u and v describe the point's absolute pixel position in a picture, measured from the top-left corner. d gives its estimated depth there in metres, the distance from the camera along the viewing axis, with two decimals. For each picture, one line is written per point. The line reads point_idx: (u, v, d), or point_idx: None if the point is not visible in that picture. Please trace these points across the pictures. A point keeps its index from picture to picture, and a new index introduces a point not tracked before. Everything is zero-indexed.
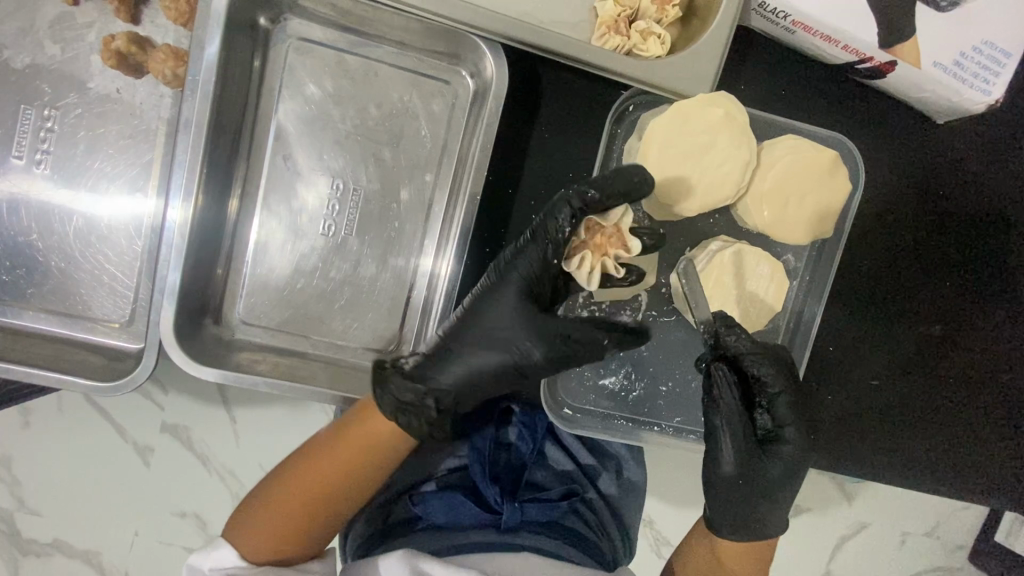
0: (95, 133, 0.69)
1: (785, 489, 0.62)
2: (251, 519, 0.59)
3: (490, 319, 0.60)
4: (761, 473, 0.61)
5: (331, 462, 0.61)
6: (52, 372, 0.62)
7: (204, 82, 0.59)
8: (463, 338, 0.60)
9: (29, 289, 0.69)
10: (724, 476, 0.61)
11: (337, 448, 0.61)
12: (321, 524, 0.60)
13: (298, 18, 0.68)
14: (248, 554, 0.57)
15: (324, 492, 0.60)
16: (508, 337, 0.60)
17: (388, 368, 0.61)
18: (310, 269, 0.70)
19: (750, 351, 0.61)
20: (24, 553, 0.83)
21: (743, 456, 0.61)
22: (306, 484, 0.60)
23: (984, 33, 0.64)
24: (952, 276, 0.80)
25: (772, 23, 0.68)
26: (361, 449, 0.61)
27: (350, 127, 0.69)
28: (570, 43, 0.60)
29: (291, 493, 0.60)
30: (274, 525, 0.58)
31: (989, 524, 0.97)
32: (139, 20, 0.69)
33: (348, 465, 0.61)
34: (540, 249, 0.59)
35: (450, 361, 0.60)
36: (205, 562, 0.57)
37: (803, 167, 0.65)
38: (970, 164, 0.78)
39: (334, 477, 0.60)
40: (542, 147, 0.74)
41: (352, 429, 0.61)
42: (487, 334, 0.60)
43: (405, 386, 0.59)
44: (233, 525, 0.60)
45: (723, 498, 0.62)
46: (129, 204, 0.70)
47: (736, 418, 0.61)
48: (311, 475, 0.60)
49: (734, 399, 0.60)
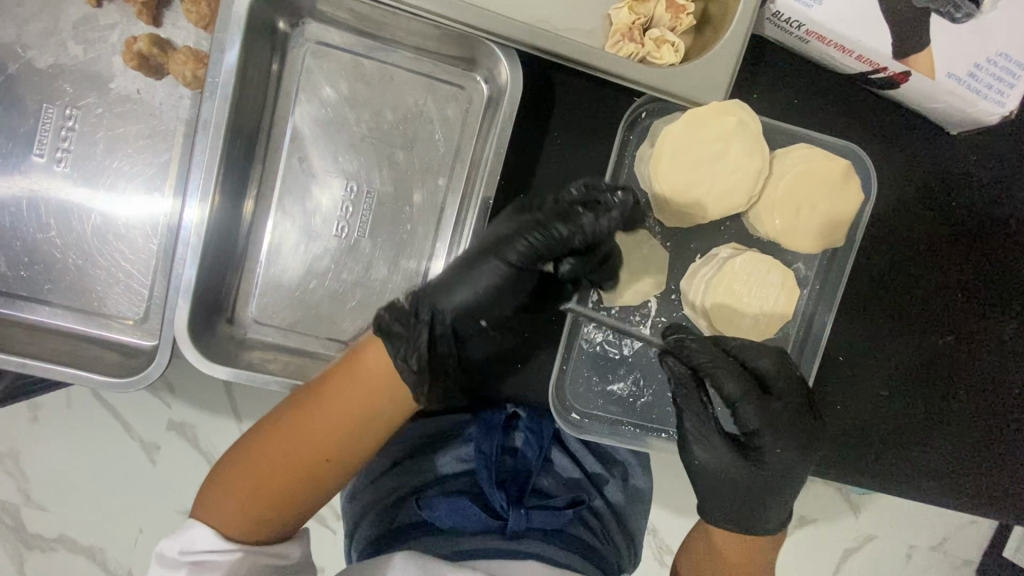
0: (114, 133, 0.70)
1: (776, 490, 0.61)
2: (227, 496, 0.56)
3: (482, 237, 0.60)
4: (743, 479, 0.60)
5: (310, 430, 0.57)
6: (64, 368, 0.62)
7: (223, 84, 0.60)
8: (457, 262, 0.59)
9: (45, 285, 0.70)
10: (706, 479, 0.62)
11: (322, 411, 0.57)
12: (301, 495, 0.58)
13: (317, 22, 0.69)
14: (233, 534, 0.55)
15: (305, 458, 0.57)
16: (490, 252, 0.58)
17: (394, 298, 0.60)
18: (322, 271, 0.71)
19: (707, 362, 0.60)
20: (30, 548, 0.84)
21: (718, 458, 0.61)
22: (284, 452, 0.57)
23: (1000, 45, 0.64)
24: (963, 287, 0.80)
25: (786, 33, 0.68)
26: (343, 412, 0.58)
27: (365, 130, 0.70)
28: (586, 50, 0.61)
29: (269, 461, 0.57)
30: (257, 501, 0.56)
31: (998, 539, 0.96)
32: (162, 23, 0.70)
33: (331, 433, 0.57)
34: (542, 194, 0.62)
35: (438, 294, 0.58)
36: (174, 547, 0.55)
37: (816, 176, 0.65)
38: (982, 175, 0.78)
39: (312, 445, 0.57)
40: (554, 152, 0.75)
41: (321, 397, 0.58)
42: (482, 276, 0.58)
43: (396, 303, 0.58)
44: (204, 501, 0.57)
45: (706, 496, 0.63)
46: (146, 202, 0.71)
47: (706, 424, 0.61)
48: (289, 441, 0.57)
49: (701, 407, 0.61)
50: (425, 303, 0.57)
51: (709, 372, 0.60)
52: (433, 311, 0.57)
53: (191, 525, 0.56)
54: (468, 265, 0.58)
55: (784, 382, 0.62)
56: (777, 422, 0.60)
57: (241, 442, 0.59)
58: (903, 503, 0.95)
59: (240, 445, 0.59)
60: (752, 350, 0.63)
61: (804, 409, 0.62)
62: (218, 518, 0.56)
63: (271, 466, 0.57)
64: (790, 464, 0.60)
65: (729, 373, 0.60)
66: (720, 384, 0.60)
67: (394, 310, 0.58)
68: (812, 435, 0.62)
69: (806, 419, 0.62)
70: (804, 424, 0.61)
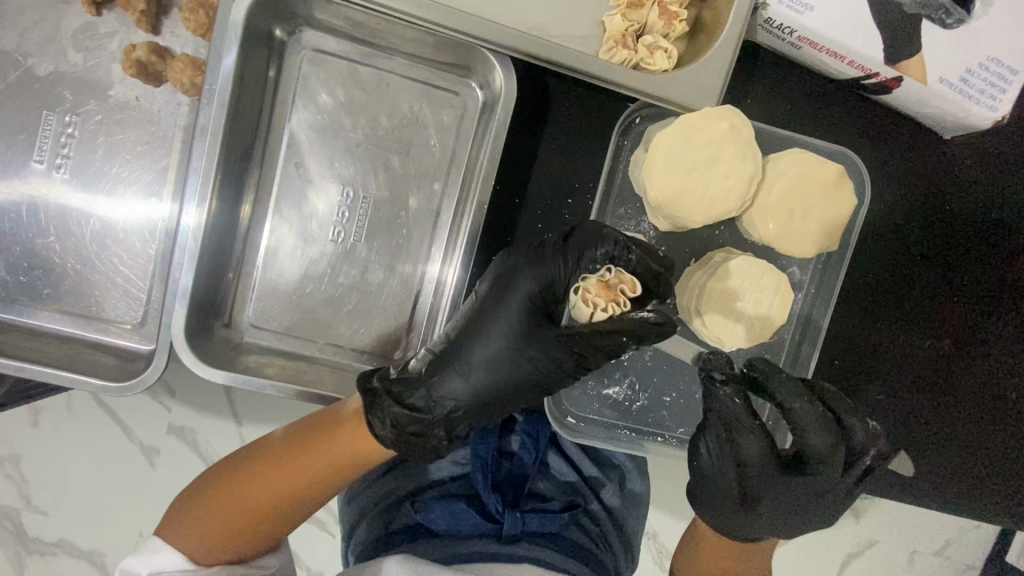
0: (114, 139, 0.71)
1: (759, 534, 0.62)
2: (203, 522, 0.56)
3: (490, 340, 0.59)
4: (727, 512, 0.62)
5: (297, 472, 0.58)
6: (63, 372, 0.63)
7: (220, 91, 0.61)
8: (472, 360, 0.58)
9: (45, 290, 0.71)
10: (697, 482, 0.63)
11: (311, 458, 0.58)
12: (278, 527, 0.59)
13: (313, 29, 0.70)
14: (205, 559, 0.56)
15: (288, 500, 0.58)
16: (510, 360, 0.58)
17: (384, 395, 0.57)
18: (319, 275, 0.72)
19: (736, 415, 0.59)
20: (29, 552, 0.85)
21: (716, 486, 0.62)
22: (265, 492, 0.57)
23: (991, 50, 0.64)
24: (961, 290, 0.80)
25: (779, 39, 0.69)
26: (335, 463, 0.58)
27: (361, 136, 0.71)
28: (577, 57, 0.61)
29: (249, 499, 0.57)
30: (233, 530, 0.56)
31: (1001, 543, 0.96)
32: (160, 30, 0.71)
33: (316, 478, 0.58)
34: (561, 268, 0.59)
35: (454, 393, 0.58)
36: (141, 567, 0.54)
37: (809, 180, 0.65)
38: (976, 179, 0.78)
39: (300, 488, 0.58)
40: (550, 157, 0.75)
41: (312, 444, 0.58)
42: (499, 370, 0.58)
43: (404, 414, 0.56)
44: (177, 520, 0.57)
45: (702, 508, 0.64)
46: (145, 207, 0.72)
47: (717, 457, 0.61)
48: (275, 482, 0.58)
49: (716, 440, 0.61)
50: (433, 398, 0.57)
51: (739, 428, 0.59)
52: (448, 420, 0.58)
53: (159, 545, 0.56)
54: (484, 356, 0.58)
55: (823, 466, 0.59)
56: (787, 491, 0.60)
57: (222, 467, 0.60)
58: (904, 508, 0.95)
59: (221, 472, 0.59)
60: (810, 417, 0.58)
61: (828, 493, 0.60)
62: (192, 542, 0.56)
63: (253, 503, 0.57)
64: (774, 527, 0.61)
65: (755, 436, 0.59)
66: (739, 439, 0.59)
67: (388, 407, 0.56)
68: (817, 515, 0.61)
69: (819, 500, 0.61)
70: (814, 502, 0.61)
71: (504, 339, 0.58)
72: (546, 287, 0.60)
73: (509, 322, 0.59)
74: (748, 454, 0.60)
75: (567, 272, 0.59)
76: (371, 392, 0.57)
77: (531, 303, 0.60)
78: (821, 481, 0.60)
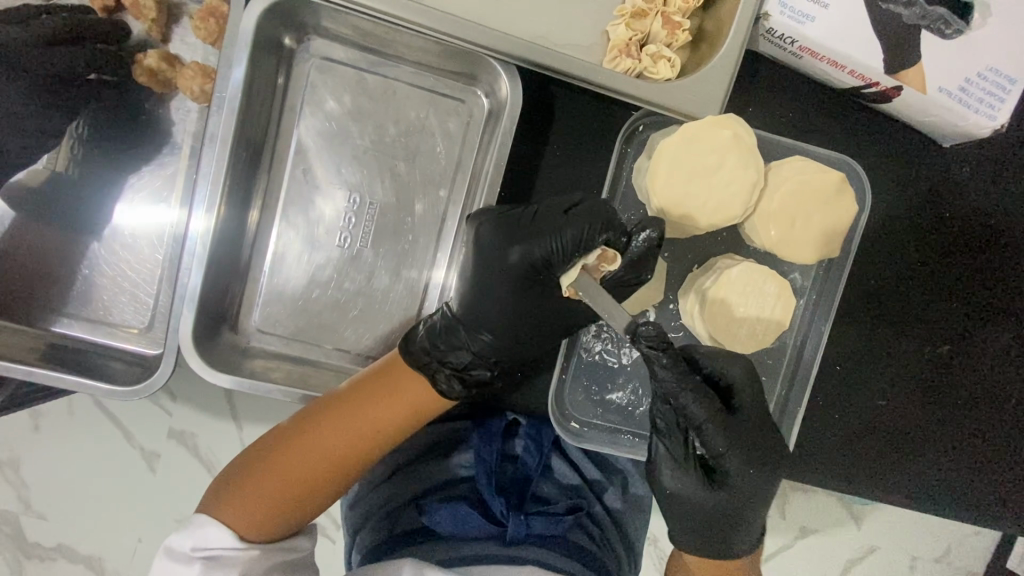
0: (122, 146, 0.71)
1: (736, 511, 0.61)
2: (248, 494, 0.56)
3: (494, 308, 0.64)
4: (703, 499, 0.60)
5: (350, 433, 0.59)
6: (71, 375, 0.63)
7: (229, 98, 0.61)
8: (495, 324, 0.64)
9: (53, 294, 0.71)
10: (667, 504, 0.62)
11: (362, 419, 0.60)
12: (324, 497, 0.59)
13: (321, 38, 0.71)
14: (249, 534, 0.55)
15: (340, 464, 0.59)
16: (529, 319, 0.64)
17: (438, 365, 0.64)
18: (325, 280, 0.72)
19: (681, 383, 0.56)
20: (28, 557, 0.85)
21: (686, 477, 0.60)
22: (317, 457, 0.58)
23: (989, 60, 0.65)
24: (960, 297, 0.81)
25: (780, 48, 0.70)
26: (388, 423, 0.61)
27: (367, 142, 0.72)
28: (583, 66, 0.62)
29: (300, 464, 0.58)
30: (279, 501, 0.56)
31: (1002, 550, 0.96)
32: (170, 38, 0.72)
33: (367, 437, 0.60)
34: (557, 246, 0.60)
35: (494, 351, 0.65)
36: (186, 543, 0.54)
37: (810, 188, 0.66)
38: (974, 186, 0.79)
39: (353, 451, 0.59)
40: (554, 164, 0.76)
41: (359, 405, 0.60)
42: (522, 327, 0.64)
43: (464, 374, 0.65)
44: (218, 498, 0.56)
45: (678, 514, 0.62)
46: (154, 212, 0.72)
47: (676, 446, 0.60)
48: (325, 448, 0.58)
49: (671, 424, 0.60)
50: (483, 358, 0.65)
51: (685, 397, 0.57)
52: (504, 366, 0.67)
53: (200, 521, 0.54)
54: (499, 321, 0.64)
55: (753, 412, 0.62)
56: (745, 451, 0.60)
57: (259, 444, 0.60)
58: (905, 514, 0.95)
59: (261, 447, 0.59)
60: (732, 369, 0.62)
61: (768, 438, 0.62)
62: (236, 517, 0.55)
63: (300, 473, 0.58)
64: (758, 519, 0.62)
65: (702, 394, 0.57)
66: (688, 406, 0.57)
67: (450, 372, 0.64)
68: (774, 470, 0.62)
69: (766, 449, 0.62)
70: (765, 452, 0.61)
71: (515, 309, 0.64)
72: (548, 263, 0.61)
73: (510, 293, 0.63)
74: (702, 421, 0.58)
75: (564, 246, 0.60)
76: (425, 365, 0.64)
77: (525, 271, 0.63)
78: (756, 431, 0.62)
